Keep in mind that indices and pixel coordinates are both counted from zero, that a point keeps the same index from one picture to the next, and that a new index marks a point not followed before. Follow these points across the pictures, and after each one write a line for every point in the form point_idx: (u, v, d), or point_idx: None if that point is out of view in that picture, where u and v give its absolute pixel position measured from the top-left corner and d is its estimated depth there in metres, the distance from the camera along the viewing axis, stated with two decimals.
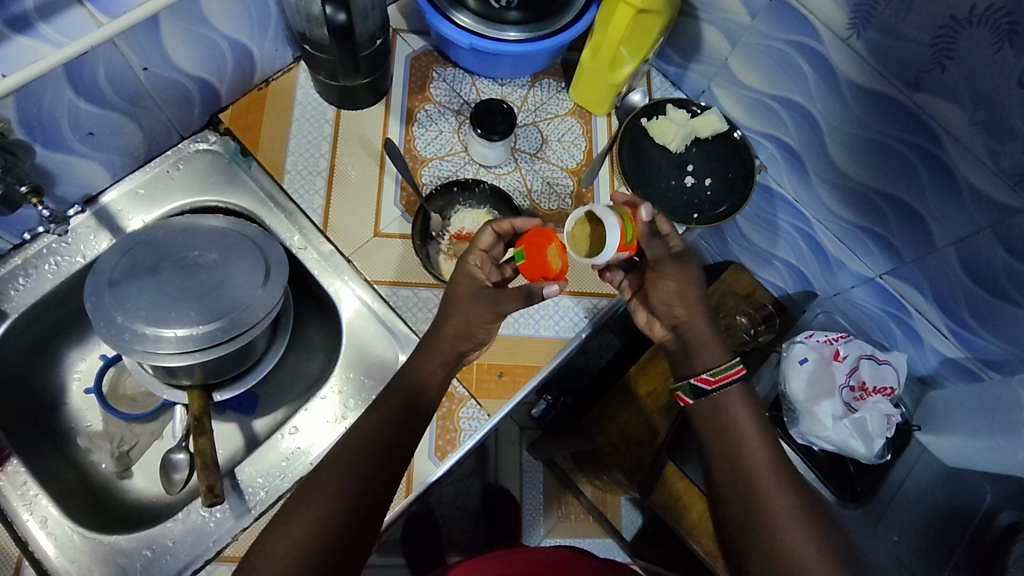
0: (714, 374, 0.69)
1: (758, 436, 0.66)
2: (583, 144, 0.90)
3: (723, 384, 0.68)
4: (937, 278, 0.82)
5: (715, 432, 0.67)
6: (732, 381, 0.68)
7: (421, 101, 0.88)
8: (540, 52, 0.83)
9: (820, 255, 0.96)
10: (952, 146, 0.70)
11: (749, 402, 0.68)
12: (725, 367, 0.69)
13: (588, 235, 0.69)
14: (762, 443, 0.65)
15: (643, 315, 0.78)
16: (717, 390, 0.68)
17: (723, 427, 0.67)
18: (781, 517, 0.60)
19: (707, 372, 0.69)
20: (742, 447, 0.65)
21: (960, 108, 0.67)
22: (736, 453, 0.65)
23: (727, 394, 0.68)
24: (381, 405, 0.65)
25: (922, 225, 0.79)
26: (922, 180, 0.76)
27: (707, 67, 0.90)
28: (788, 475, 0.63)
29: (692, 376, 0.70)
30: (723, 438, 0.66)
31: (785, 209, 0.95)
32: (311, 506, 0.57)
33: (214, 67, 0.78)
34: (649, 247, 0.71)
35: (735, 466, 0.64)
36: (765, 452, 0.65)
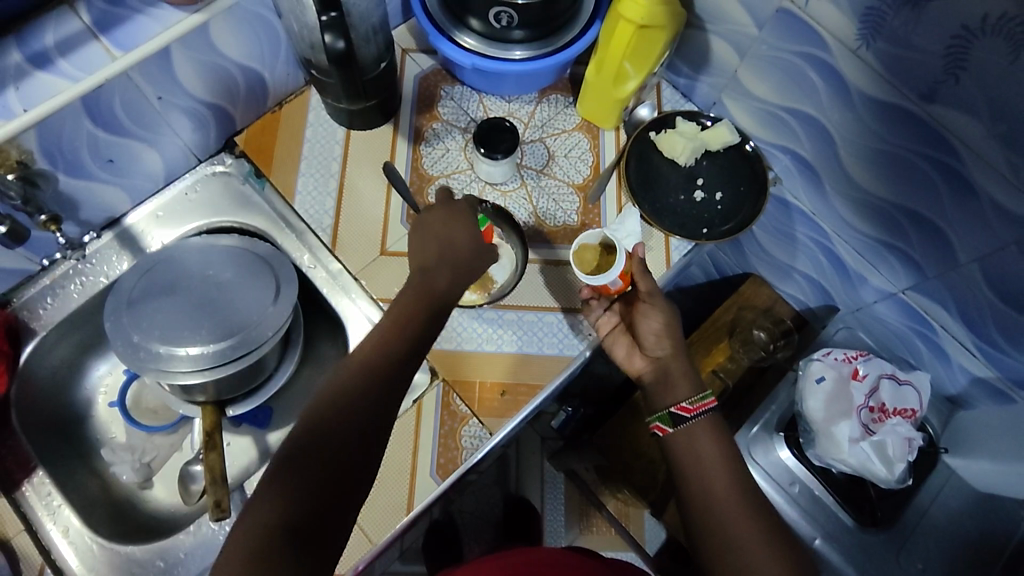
0: (693, 403, 0.72)
1: (724, 465, 0.70)
2: (590, 159, 0.89)
3: (699, 413, 0.72)
4: (962, 294, 0.79)
5: (688, 461, 0.70)
6: (703, 411, 0.72)
7: (428, 120, 0.90)
8: (544, 69, 0.83)
9: (840, 269, 0.93)
10: (971, 160, 0.67)
11: (717, 431, 0.72)
12: (698, 398, 0.73)
13: (596, 261, 0.78)
14: (728, 471, 0.69)
15: (622, 348, 0.78)
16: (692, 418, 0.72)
17: (691, 451, 0.71)
18: (749, 543, 0.64)
19: (686, 402, 0.73)
20: (712, 473, 0.69)
21: (978, 120, 0.64)
22: (705, 480, 0.68)
23: (698, 420, 0.72)
24: (350, 365, 0.61)
25: (943, 239, 0.76)
26: (940, 193, 0.72)
27: (717, 79, 0.88)
28: (754, 498, 0.67)
29: (671, 405, 0.73)
30: (695, 465, 0.70)
31: (802, 222, 0.92)
32: (285, 478, 0.54)
33: (227, 92, 0.81)
34: (642, 279, 0.76)
35: (705, 490, 0.68)
36: (731, 476, 0.69)
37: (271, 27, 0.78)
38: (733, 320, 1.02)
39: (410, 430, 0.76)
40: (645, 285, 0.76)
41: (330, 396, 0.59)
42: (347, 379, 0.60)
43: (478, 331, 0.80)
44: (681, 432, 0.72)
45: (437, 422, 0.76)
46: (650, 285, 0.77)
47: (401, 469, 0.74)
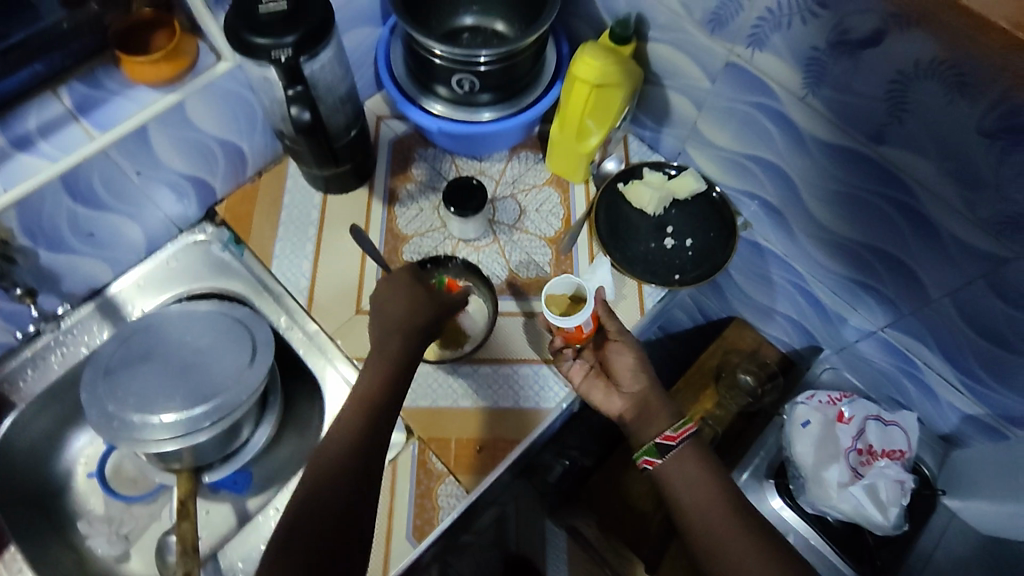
0: (675, 429, 0.73)
1: (716, 493, 0.69)
2: (561, 213, 0.91)
3: (682, 439, 0.72)
4: (937, 328, 0.78)
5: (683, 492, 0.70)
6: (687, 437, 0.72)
7: (402, 181, 0.92)
8: (512, 129, 0.87)
9: (819, 310, 0.92)
10: (927, 197, 0.68)
11: (704, 459, 0.72)
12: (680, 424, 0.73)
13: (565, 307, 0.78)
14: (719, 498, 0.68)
15: (598, 394, 0.77)
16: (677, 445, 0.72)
17: (679, 486, 0.70)
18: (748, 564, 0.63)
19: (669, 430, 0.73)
20: (703, 500, 0.68)
21: (927, 158, 0.65)
22: (699, 509, 0.68)
23: (684, 446, 0.72)
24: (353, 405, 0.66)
25: (913, 276, 0.76)
26: (904, 231, 0.73)
27: (679, 131, 0.90)
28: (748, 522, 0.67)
29: (654, 437, 0.73)
30: (686, 496, 0.69)
31: (776, 264, 0.93)
32: (300, 543, 0.57)
33: (205, 165, 0.85)
34: (609, 320, 0.78)
35: (701, 521, 0.68)
36: (721, 502, 0.68)
37: (246, 101, 0.82)
38: (719, 365, 1.03)
39: (386, 495, 0.75)
40: (616, 325, 0.78)
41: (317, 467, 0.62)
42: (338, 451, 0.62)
43: (452, 387, 0.80)
44: (670, 461, 0.72)
45: (413, 482, 0.75)
46: (620, 324, 0.78)
47: (376, 534, 0.73)
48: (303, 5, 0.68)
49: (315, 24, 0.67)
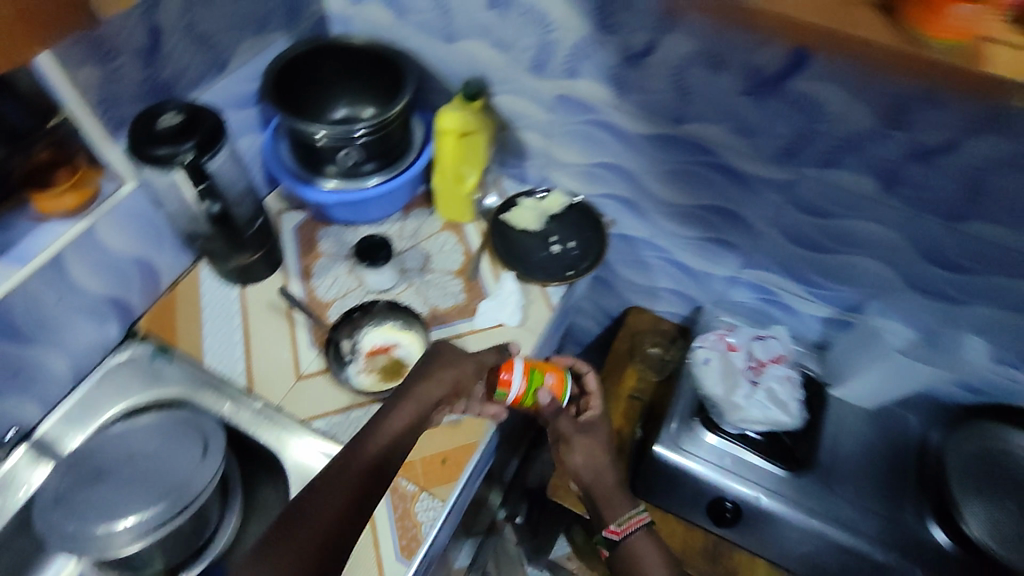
0: (619, 526, 0.85)
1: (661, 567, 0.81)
2: (461, 249, 1.04)
3: (628, 533, 0.84)
4: (776, 254, 0.98)
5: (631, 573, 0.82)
6: (637, 526, 0.85)
7: (313, 258, 1.02)
8: (400, 187, 1.00)
9: (689, 274, 1.11)
10: (728, 153, 0.87)
11: (653, 544, 0.84)
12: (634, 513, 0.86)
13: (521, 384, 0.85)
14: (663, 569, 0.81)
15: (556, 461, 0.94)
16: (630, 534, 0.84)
17: (628, 558, 0.83)
18: None
19: (615, 525, 0.86)
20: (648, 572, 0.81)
21: (716, 124, 0.84)
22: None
23: (632, 536, 0.84)
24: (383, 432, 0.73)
25: (744, 220, 0.95)
26: (723, 185, 0.92)
27: (537, 161, 1.07)
28: None
29: (606, 530, 0.86)
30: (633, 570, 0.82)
31: (646, 247, 1.11)
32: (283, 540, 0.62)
33: (121, 283, 0.89)
34: (559, 420, 0.90)
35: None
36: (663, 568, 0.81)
37: (151, 217, 0.88)
38: (631, 346, 1.19)
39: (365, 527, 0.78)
40: (565, 427, 0.90)
41: (330, 475, 0.68)
42: (354, 475, 0.68)
43: None
44: (621, 547, 0.84)
45: (390, 507, 0.80)
46: (570, 425, 0.90)
47: (368, 566, 0.76)
48: (195, 117, 0.78)
49: (208, 128, 0.76)
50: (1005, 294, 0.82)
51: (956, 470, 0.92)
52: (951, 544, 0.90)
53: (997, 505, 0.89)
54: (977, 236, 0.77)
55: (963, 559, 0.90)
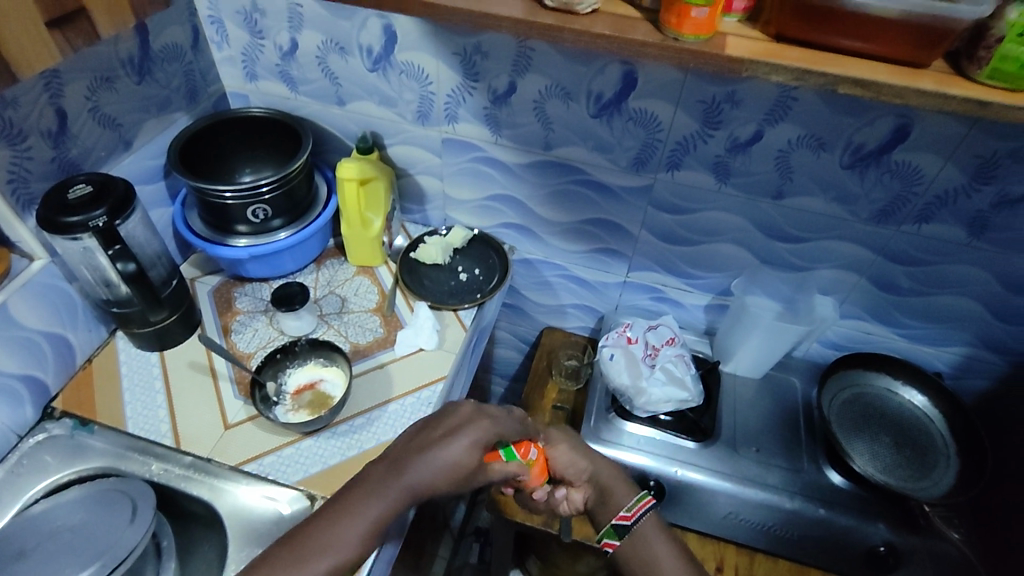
0: (629, 510, 0.87)
1: (672, 556, 0.84)
2: (375, 288, 1.12)
3: (639, 515, 0.87)
4: (653, 255, 1.12)
5: (641, 562, 0.84)
6: (647, 509, 0.88)
7: (231, 316, 1.06)
8: (309, 238, 1.08)
9: (587, 286, 1.23)
10: (594, 170, 1.02)
11: (662, 530, 0.87)
12: (645, 498, 0.89)
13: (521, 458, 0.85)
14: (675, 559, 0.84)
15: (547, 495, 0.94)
16: (638, 517, 0.87)
17: (645, 545, 0.85)
18: None
19: (624, 511, 0.88)
20: (657, 562, 0.83)
21: (579, 146, 0.99)
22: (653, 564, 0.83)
23: (642, 522, 0.87)
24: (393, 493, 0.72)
25: (620, 228, 1.09)
26: (596, 199, 1.06)
27: (435, 202, 1.19)
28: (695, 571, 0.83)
29: (613, 519, 0.88)
30: (643, 558, 0.84)
31: (545, 268, 1.23)
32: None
33: (35, 360, 0.90)
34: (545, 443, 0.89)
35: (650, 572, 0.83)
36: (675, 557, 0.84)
37: (64, 292, 0.91)
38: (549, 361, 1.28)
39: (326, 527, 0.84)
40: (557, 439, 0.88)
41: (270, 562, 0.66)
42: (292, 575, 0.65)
43: (336, 445, 0.90)
44: (629, 538, 0.86)
45: None
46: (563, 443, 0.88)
47: None
48: (103, 188, 0.84)
49: (118, 196, 0.83)
50: (836, 256, 1.01)
51: (839, 419, 1.05)
52: (847, 484, 1.01)
53: (874, 441, 1.03)
54: (797, 207, 0.96)
55: (859, 493, 1.00)
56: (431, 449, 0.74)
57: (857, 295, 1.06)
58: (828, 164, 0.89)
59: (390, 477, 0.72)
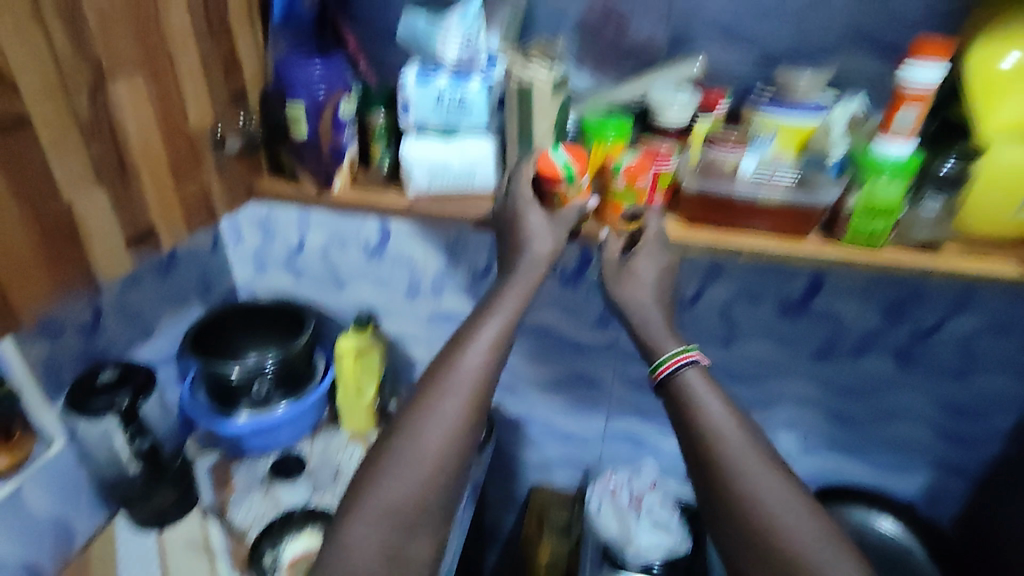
0: (656, 367, 0.69)
1: (728, 420, 0.64)
2: (368, 454, 1.17)
3: (673, 370, 0.68)
4: (629, 404, 1.21)
5: (683, 425, 0.66)
6: (687, 361, 0.68)
7: (227, 492, 1.08)
8: (306, 410, 1.15)
9: (570, 439, 1.30)
10: (565, 331, 1.15)
11: (712, 382, 0.67)
12: (679, 352, 0.69)
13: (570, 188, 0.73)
14: (731, 423, 0.64)
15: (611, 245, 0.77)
16: (677, 371, 0.67)
17: (688, 405, 0.66)
18: (739, 470, 0.61)
19: (654, 368, 0.69)
20: (711, 426, 0.64)
21: (552, 312, 1.13)
22: (701, 433, 0.64)
23: (683, 372, 0.67)
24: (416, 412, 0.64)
25: (596, 381, 1.20)
26: (571, 357, 1.18)
27: (425, 370, 1.30)
28: (759, 447, 0.63)
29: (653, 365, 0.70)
30: (686, 417, 0.65)
31: (530, 424, 1.31)
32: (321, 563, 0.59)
33: (36, 545, 0.92)
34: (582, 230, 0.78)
35: (703, 452, 0.63)
36: (732, 421, 0.64)
37: (74, 474, 0.96)
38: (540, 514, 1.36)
39: None
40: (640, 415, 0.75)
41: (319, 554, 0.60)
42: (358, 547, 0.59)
43: None
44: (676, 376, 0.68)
45: None
46: None
47: None
48: (128, 372, 0.94)
49: (140, 380, 0.92)
50: (789, 393, 1.12)
51: None
52: None
53: None
54: (746, 352, 1.09)
55: None
56: (477, 330, 0.68)
57: (816, 429, 1.16)
58: (763, 313, 1.04)
59: (437, 383, 0.65)
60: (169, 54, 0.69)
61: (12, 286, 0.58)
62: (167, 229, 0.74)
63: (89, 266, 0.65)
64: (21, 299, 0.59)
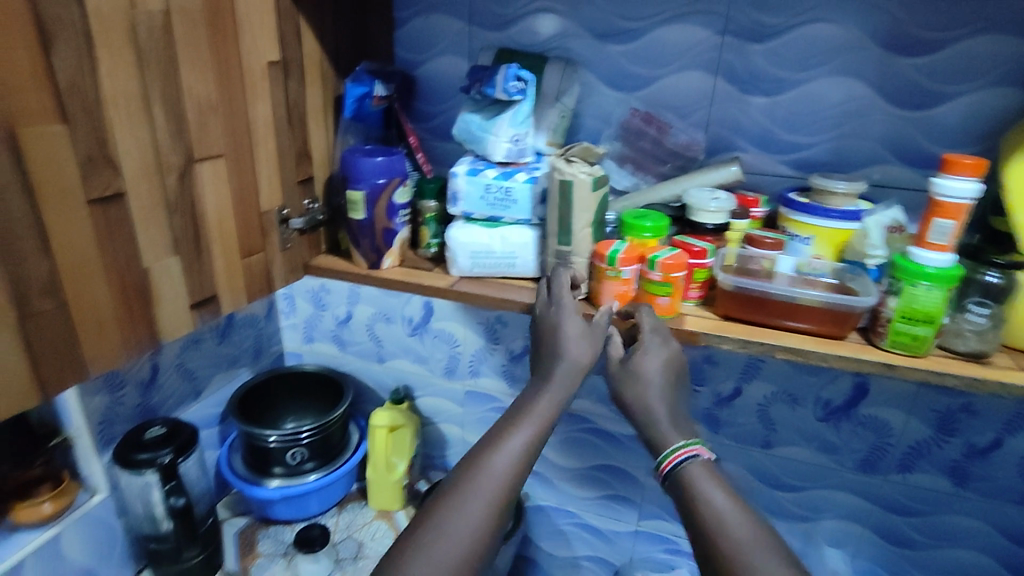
0: (662, 459, 0.64)
1: (737, 512, 0.57)
2: (392, 533, 1.15)
3: (676, 463, 0.63)
4: (663, 502, 1.17)
5: (690, 517, 0.59)
6: (690, 455, 0.63)
7: (251, 558, 1.08)
8: (337, 479, 1.16)
9: (600, 535, 1.25)
10: (599, 420, 1.14)
11: (717, 476, 0.61)
12: (682, 444, 0.64)
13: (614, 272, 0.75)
14: (740, 517, 0.57)
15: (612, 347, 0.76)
16: (682, 465, 0.62)
17: (689, 499, 0.60)
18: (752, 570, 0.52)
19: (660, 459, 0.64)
20: (718, 519, 0.57)
21: (587, 400, 1.13)
22: (709, 526, 0.57)
23: (688, 466, 0.62)
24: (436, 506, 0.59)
25: (629, 475, 1.16)
26: (605, 448, 1.16)
27: (456, 449, 1.29)
28: (775, 545, 0.55)
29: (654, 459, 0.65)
30: (691, 509, 0.59)
31: (559, 515, 1.26)
32: None
33: None
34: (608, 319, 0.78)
35: (710, 543, 0.56)
36: (740, 514, 0.57)
37: (110, 525, 0.98)
38: None
39: None
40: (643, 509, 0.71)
41: None
42: None
43: None
44: (677, 471, 0.63)
45: None
46: None
47: None
48: (175, 430, 0.98)
49: (184, 439, 0.96)
50: (834, 506, 1.06)
51: None
52: None
53: None
54: (787, 456, 1.05)
55: None
56: (505, 436, 0.65)
57: (866, 547, 1.08)
58: (805, 416, 1.01)
59: (463, 480, 0.61)
60: (251, 143, 0.77)
61: (91, 339, 0.63)
62: (229, 298, 0.80)
63: (157, 326, 0.70)
64: (95, 352, 0.63)
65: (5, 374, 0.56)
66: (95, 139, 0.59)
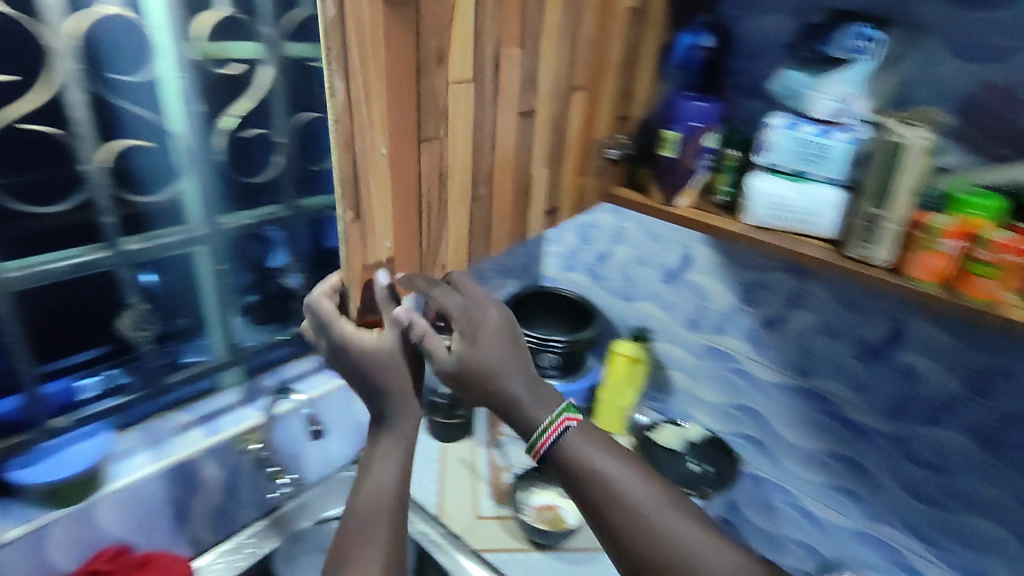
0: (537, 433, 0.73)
1: (634, 477, 0.71)
2: None
3: (555, 437, 0.72)
4: (902, 512, 1.09)
5: (575, 475, 0.71)
6: (561, 428, 0.73)
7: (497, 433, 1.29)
8: (574, 391, 1.31)
9: (813, 521, 1.20)
10: (846, 405, 1.09)
11: (595, 438, 0.74)
12: (553, 417, 0.73)
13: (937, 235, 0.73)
14: (634, 478, 0.71)
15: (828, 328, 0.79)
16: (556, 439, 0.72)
17: (580, 465, 0.72)
18: (647, 515, 0.69)
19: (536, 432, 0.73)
20: (616, 482, 0.71)
21: (840, 382, 1.08)
22: (602, 480, 0.70)
23: (565, 438, 0.73)
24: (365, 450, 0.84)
25: (866, 471, 1.11)
26: (846, 436, 1.11)
27: (680, 399, 1.34)
28: (668, 497, 0.71)
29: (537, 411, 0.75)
30: (584, 472, 0.71)
31: (776, 491, 1.23)
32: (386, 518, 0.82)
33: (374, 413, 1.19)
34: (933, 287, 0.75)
35: (620, 500, 0.70)
36: (639, 481, 0.71)
37: None
38: None
39: None
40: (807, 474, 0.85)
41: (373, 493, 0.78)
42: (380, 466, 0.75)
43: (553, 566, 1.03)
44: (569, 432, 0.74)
45: None
46: None
47: None
48: None
49: None
50: None
51: None
52: None
53: None
54: None
55: None
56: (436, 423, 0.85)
57: None
58: None
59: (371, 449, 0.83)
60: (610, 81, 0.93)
61: (494, 220, 0.88)
62: (565, 210, 0.99)
63: (527, 221, 0.93)
64: (495, 227, 0.89)
65: (456, 231, 0.83)
66: (532, 67, 0.80)
